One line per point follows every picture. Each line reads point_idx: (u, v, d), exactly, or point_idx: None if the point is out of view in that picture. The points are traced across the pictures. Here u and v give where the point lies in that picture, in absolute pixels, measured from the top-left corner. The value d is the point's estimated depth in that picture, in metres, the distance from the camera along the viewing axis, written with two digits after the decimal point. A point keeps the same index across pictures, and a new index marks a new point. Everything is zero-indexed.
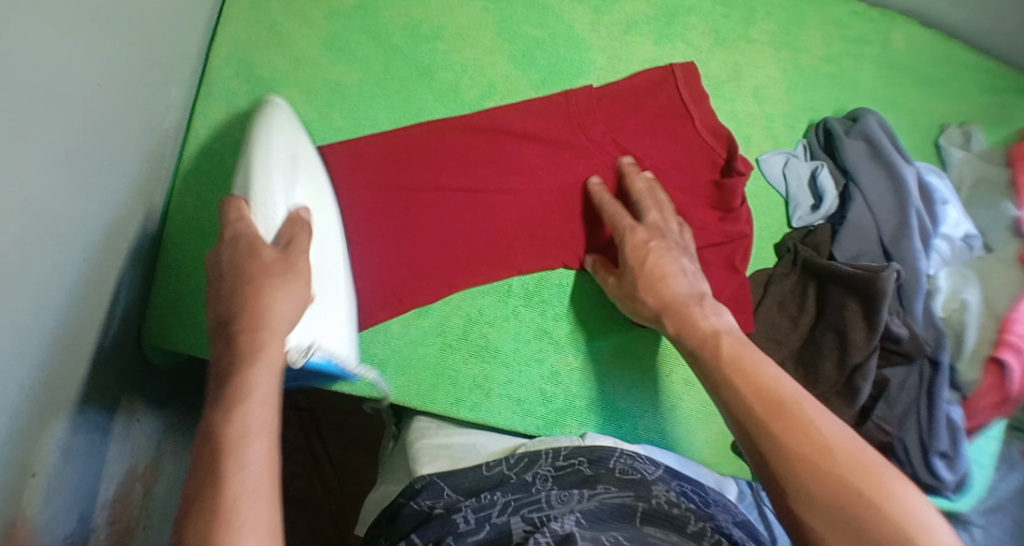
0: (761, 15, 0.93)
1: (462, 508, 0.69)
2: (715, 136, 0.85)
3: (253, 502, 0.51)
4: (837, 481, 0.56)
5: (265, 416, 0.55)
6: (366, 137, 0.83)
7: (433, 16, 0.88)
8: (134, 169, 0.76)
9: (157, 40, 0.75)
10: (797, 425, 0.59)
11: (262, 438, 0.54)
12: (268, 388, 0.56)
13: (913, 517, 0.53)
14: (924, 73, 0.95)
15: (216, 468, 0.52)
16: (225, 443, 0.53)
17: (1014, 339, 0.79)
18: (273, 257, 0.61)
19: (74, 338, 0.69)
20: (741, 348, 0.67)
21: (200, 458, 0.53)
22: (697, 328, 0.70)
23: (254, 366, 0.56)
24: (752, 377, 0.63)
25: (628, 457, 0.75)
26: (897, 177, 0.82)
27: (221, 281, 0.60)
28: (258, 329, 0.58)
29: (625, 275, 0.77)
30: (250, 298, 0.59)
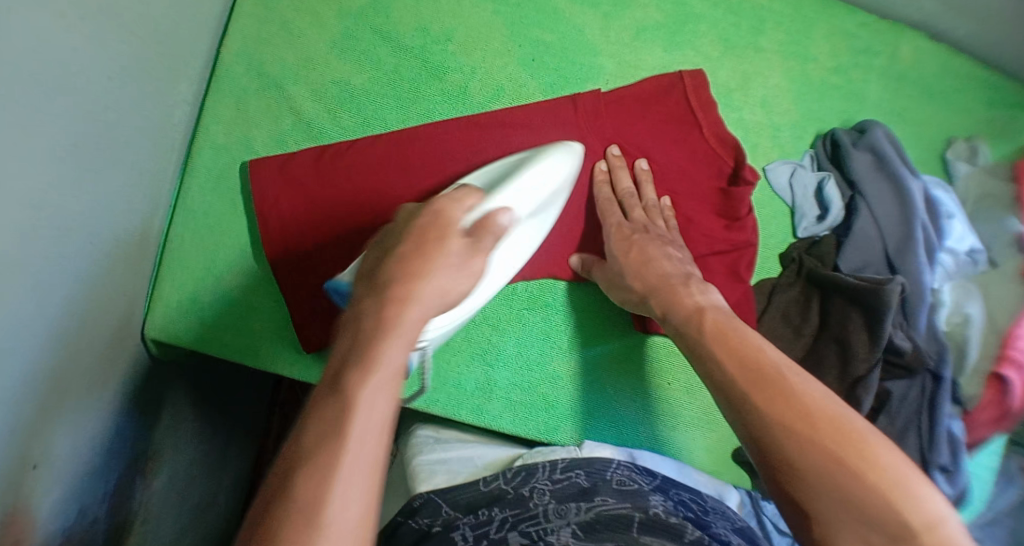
0: (770, 24, 0.93)
1: (459, 526, 0.67)
2: (722, 143, 0.85)
3: (355, 477, 0.47)
4: (820, 448, 0.55)
5: (392, 385, 0.50)
6: (372, 138, 0.83)
7: (444, 17, 0.88)
8: (142, 163, 0.76)
9: (169, 34, 0.76)
10: (780, 392, 0.59)
11: (371, 423, 0.49)
12: (399, 358, 0.51)
13: (900, 482, 0.53)
14: (932, 86, 0.95)
15: (334, 441, 0.47)
16: (336, 420, 0.48)
17: (1017, 355, 0.79)
18: (457, 245, 0.55)
19: (81, 329, 0.69)
20: (727, 324, 0.67)
21: (308, 432, 0.48)
22: (681, 304, 0.71)
23: (382, 335, 0.51)
24: (739, 349, 0.63)
25: (624, 469, 0.76)
26: (903, 189, 0.82)
27: (397, 240, 0.56)
28: (401, 299, 0.52)
29: (613, 263, 0.78)
30: (419, 271, 0.53)
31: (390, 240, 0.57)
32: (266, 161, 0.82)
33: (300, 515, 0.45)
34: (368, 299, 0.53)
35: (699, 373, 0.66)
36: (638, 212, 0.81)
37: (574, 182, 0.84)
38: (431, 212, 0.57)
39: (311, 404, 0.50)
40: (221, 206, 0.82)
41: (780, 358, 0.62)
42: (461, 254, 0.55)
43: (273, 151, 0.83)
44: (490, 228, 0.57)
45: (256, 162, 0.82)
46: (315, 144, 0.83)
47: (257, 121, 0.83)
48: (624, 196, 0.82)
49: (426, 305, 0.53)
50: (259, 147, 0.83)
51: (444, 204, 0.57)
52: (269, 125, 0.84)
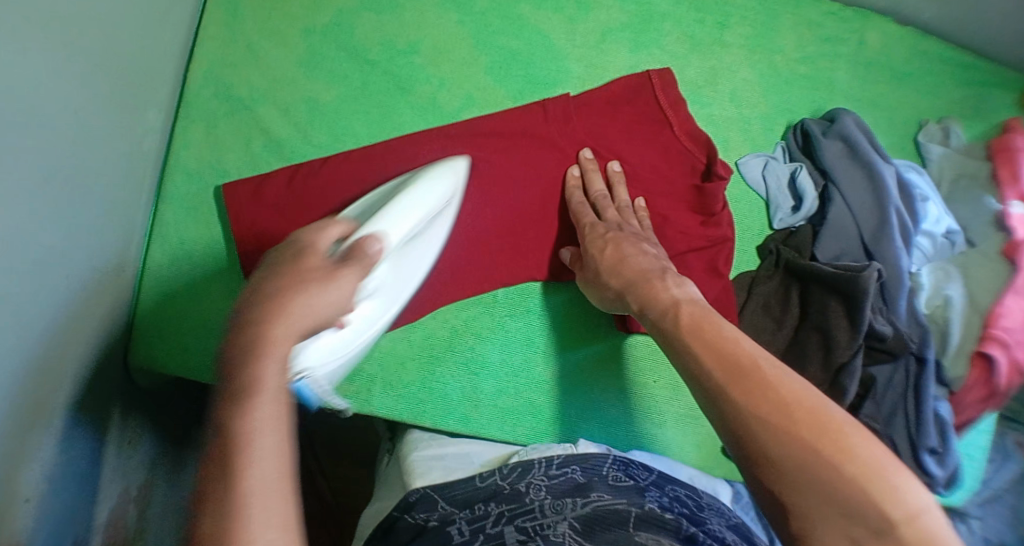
0: (735, 18, 0.93)
1: (456, 521, 0.69)
2: (693, 140, 0.85)
3: (266, 505, 0.46)
4: (797, 441, 0.54)
5: (276, 411, 0.49)
6: (344, 153, 0.83)
7: (409, 30, 0.88)
8: (115, 193, 0.76)
9: (134, 64, 0.76)
10: (757, 384, 0.58)
11: (271, 451, 0.47)
12: (280, 379, 0.50)
13: (878, 473, 0.52)
14: (901, 70, 0.96)
15: (225, 481, 0.46)
16: (227, 456, 0.46)
17: (999, 332, 0.79)
18: (321, 263, 0.56)
19: (62, 361, 0.69)
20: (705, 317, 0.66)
21: (205, 487, 0.46)
22: (658, 298, 0.70)
23: (261, 358, 0.50)
24: (714, 342, 0.63)
25: (620, 465, 0.76)
26: (875, 174, 0.82)
27: (262, 277, 0.55)
28: (271, 321, 0.51)
29: (590, 262, 0.78)
30: (281, 292, 0.53)
31: (259, 275, 0.55)
32: (237, 184, 0.82)
33: None
34: (233, 334, 0.51)
35: (677, 366, 0.65)
36: (613, 210, 0.80)
37: (549, 187, 0.85)
38: (287, 246, 0.58)
39: (200, 455, 0.48)
40: (196, 231, 0.82)
41: (756, 349, 0.61)
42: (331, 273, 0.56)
43: (245, 174, 0.83)
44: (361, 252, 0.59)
45: (229, 186, 0.82)
46: (288, 164, 0.83)
47: (228, 145, 0.84)
48: (597, 198, 0.82)
49: (301, 322, 0.53)
50: (231, 170, 0.83)
51: (299, 241, 0.58)
52: (240, 147, 0.84)
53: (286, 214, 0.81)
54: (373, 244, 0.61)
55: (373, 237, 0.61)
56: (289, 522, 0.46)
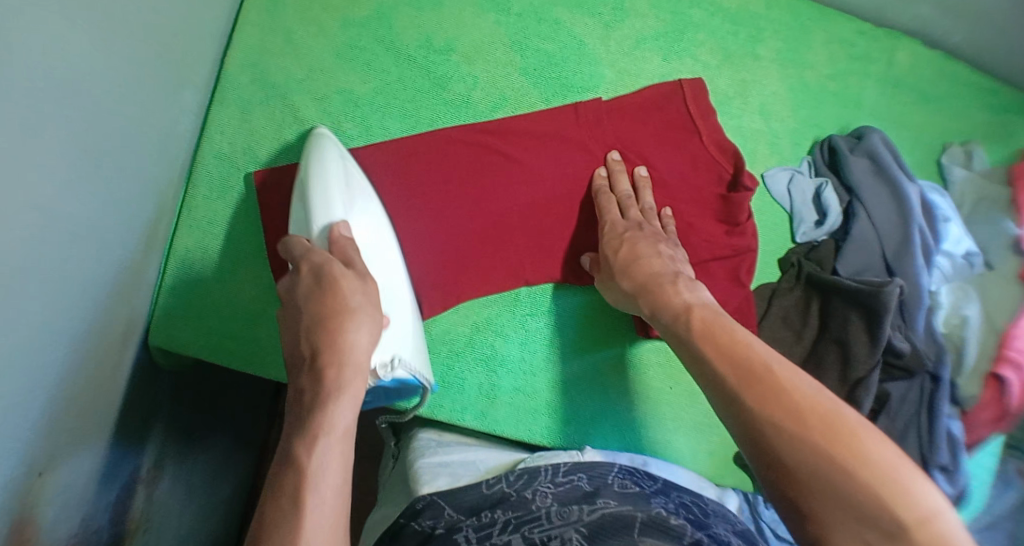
0: (768, 32, 0.94)
1: (463, 528, 0.68)
2: (722, 151, 0.86)
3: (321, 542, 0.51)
4: (810, 445, 0.55)
5: (342, 454, 0.55)
6: (378, 144, 0.84)
7: (446, 27, 0.89)
8: (147, 173, 0.77)
9: (174, 45, 0.77)
10: (767, 388, 0.59)
11: (332, 490, 0.53)
12: (344, 418, 0.56)
13: (890, 477, 0.52)
14: (928, 92, 0.97)
15: (293, 513, 0.51)
16: (296, 489, 0.52)
17: (1014, 355, 0.80)
18: (352, 282, 0.61)
19: (87, 336, 0.70)
20: (719, 320, 0.68)
21: (269, 513, 0.52)
22: (670, 303, 0.72)
23: (332, 398, 0.56)
24: (727, 346, 0.64)
25: (626, 473, 0.77)
26: (899, 193, 0.84)
27: (302, 305, 0.60)
28: (337, 358, 0.57)
29: (606, 263, 0.79)
30: (331, 325, 0.58)
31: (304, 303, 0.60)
32: (270, 173, 0.83)
33: None
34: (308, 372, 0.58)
35: (692, 370, 0.67)
36: (636, 212, 0.81)
37: (578, 189, 0.86)
38: (308, 273, 0.62)
39: (268, 483, 0.54)
40: (226, 215, 0.83)
41: (767, 353, 0.63)
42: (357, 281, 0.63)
43: (277, 161, 0.84)
44: (348, 248, 0.66)
45: (263, 173, 0.83)
46: None
47: (261, 131, 0.84)
48: (623, 198, 0.82)
49: (360, 369, 0.58)
50: (264, 157, 0.84)
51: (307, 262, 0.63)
52: (273, 135, 0.84)
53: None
54: (342, 229, 0.69)
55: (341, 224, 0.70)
56: None
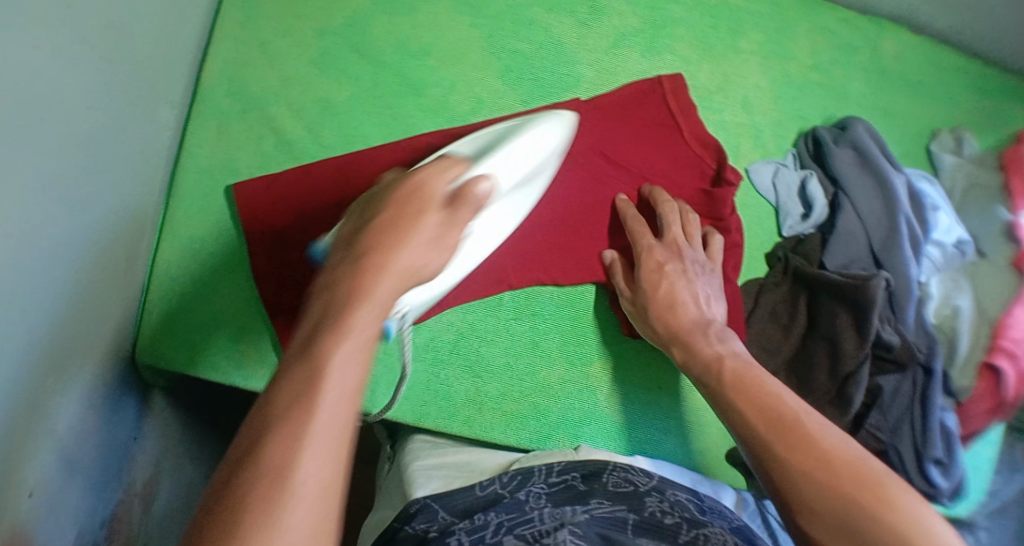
0: (748, 25, 0.93)
1: (455, 531, 0.67)
2: (704, 146, 0.86)
3: (303, 506, 0.43)
4: (839, 491, 0.58)
5: (342, 411, 0.46)
6: (356, 154, 0.84)
7: (423, 31, 0.88)
8: (125, 189, 0.76)
9: (148, 60, 0.76)
10: (798, 439, 0.62)
11: (349, 348, 0.47)
12: (370, 324, 0.49)
13: (916, 520, 0.55)
14: (916, 79, 0.95)
15: (286, 473, 0.43)
16: (304, 353, 0.47)
17: (1008, 344, 0.79)
18: (438, 219, 0.56)
19: (66, 356, 0.69)
20: (750, 372, 0.70)
21: (292, 355, 0.48)
22: (702, 353, 0.74)
23: (377, 268, 0.51)
24: (759, 397, 0.67)
25: (622, 470, 0.76)
26: (885, 183, 0.82)
27: (372, 232, 0.54)
28: (379, 266, 0.52)
29: (637, 294, 0.80)
30: (389, 236, 0.54)
31: (375, 225, 0.55)
32: (248, 186, 0.83)
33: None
34: (343, 273, 0.52)
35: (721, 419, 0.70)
36: (674, 233, 0.81)
37: (560, 191, 0.85)
38: (415, 184, 0.57)
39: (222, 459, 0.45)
40: (207, 228, 0.82)
41: (795, 405, 0.66)
42: (432, 239, 0.55)
43: (257, 173, 0.84)
44: (467, 199, 0.57)
45: (240, 185, 0.83)
46: (298, 163, 0.84)
47: (238, 143, 0.84)
48: (636, 220, 0.82)
49: (404, 274, 0.53)
50: (242, 169, 0.84)
51: (431, 178, 0.58)
52: (251, 146, 0.84)
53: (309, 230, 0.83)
54: (480, 183, 0.58)
55: (482, 177, 0.59)
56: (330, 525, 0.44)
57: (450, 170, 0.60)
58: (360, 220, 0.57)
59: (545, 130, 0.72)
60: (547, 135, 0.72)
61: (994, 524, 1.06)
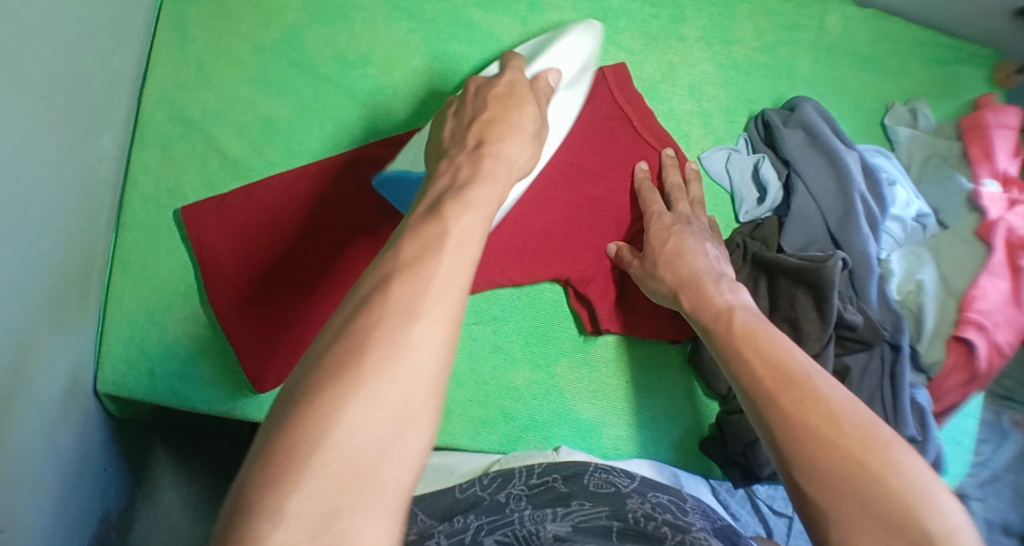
0: (691, 11, 0.92)
1: (434, 535, 0.65)
2: (654, 139, 0.87)
3: (417, 351, 0.45)
4: (843, 451, 0.55)
5: (455, 276, 0.49)
6: (302, 169, 0.84)
7: (360, 41, 0.87)
8: (73, 221, 0.75)
9: (87, 89, 0.75)
10: (802, 394, 0.59)
11: (448, 270, 0.49)
12: (472, 232, 0.51)
13: (919, 488, 0.53)
14: (865, 53, 0.94)
15: (401, 315, 0.46)
16: (405, 258, 0.49)
17: (976, 316, 0.78)
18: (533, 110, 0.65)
19: (22, 396, 0.68)
20: (757, 327, 0.67)
21: (392, 252, 0.49)
22: (712, 303, 0.71)
23: (470, 180, 0.56)
24: (768, 352, 0.64)
25: (603, 471, 0.74)
26: (838, 161, 0.82)
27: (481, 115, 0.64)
28: (491, 154, 0.59)
29: (648, 251, 0.79)
30: (500, 137, 0.61)
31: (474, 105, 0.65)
32: (196, 209, 0.82)
33: (340, 380, 0.43)
34: (468, 156, 0.59)
35: (726, 370, 0.67)
36: (682, 207, 0.82)
37: None
38: (505, 85, 0.66)
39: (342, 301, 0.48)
40: (160, 254, 0.82)
41: (802, 361, 0.63)
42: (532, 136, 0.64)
43: (203, 196, 0.83)
44: (543, 85, 0.70)
45: (189, 209, 0.82)
46: (244, 184, 0.83)
47: (185, 167, 0.83)
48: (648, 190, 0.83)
49: (491, 187, 0.56)
50: (189, 193, 0.83)
51: (512, 77, 0.67)
52: (197, 168, 0.83)
53: (253, 250, 0.82)
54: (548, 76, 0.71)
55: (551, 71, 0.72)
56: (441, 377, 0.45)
57: (523, 66, 0.70)
58: (461, 118, 0.65)
59: (573, 39, 0.77)
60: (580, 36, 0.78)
61: (988, 496, 1.02)
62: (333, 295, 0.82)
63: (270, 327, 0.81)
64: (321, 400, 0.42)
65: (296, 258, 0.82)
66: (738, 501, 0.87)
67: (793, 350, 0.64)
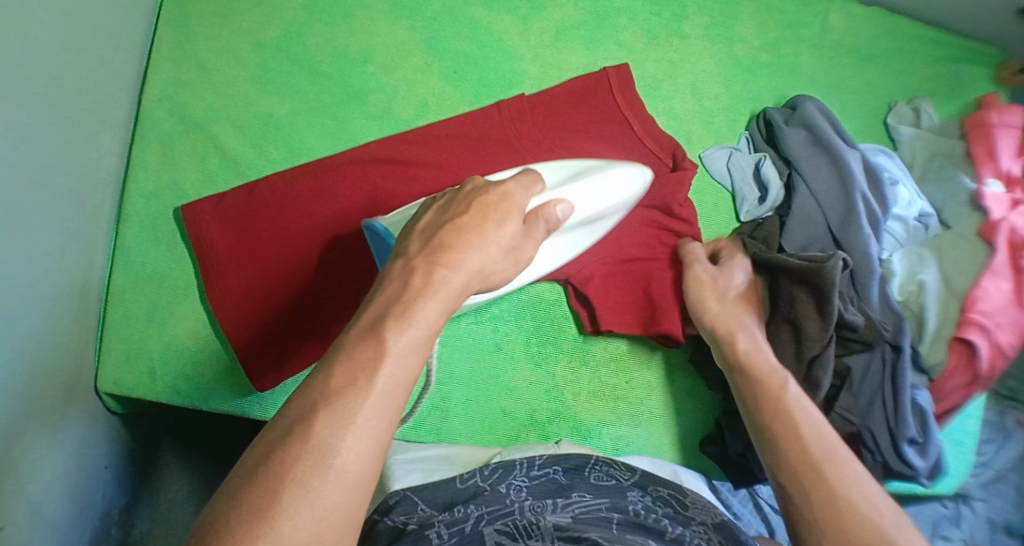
0: (693, 9, 0.91)
1: (435, 524, 0.65)
2: (655, 141, 0.85)
3: (335, 470, 0.47)
4: (852, 537, 0.57)
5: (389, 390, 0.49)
6: (300, 167, 0.83)
7: (360, 39, 0.87)
8: (74, 218, 0.75)
9: (88, 86, 0.75)
10: (822, 477, 0.61)
11: (381, 389, 0.49)
12: (408, 358, 0.51)
13: None
14: (868, 51, 0.94)
15: (320, 425, 0.47)
16: (328, 393, 0.49)
17: (977, 316, 0.78)
18: (513, 227, 0.59)
19: (24, 392, 0.69)
20: (783, 394, 0.68)
21: (317, 384, 0.49)
22: (752, 360, 0.73)
23: (421, 294, 0.53)
24: (791, 431, 0.65)
25: (604, 465, 0.75)
26: (840, 160, 0.81)
27: (463, 213, 0.59)
28: (446, 266, 0.55)
29: (724, 280, 0.80)
30: (466, 244, 0.56)
31: (458, 206, 0.60)
32: (194, 206, 0.82)
33: (261, 496, 0.45)
34: (418, 261, 0.56)
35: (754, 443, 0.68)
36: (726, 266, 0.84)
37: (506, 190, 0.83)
38: (498, 195, 0.60)
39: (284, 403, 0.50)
40: (161, 253, 0.82)
41: (823, 438, 0.64)
42: (506, 247, 0.59)
43: (204, 193, 0.83)
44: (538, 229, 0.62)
45: (189, 207, 0.81)
46: (244, 181, 0.83)
47: (185, 165, 0.83)
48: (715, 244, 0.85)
49: (445, 298, 0.54)
50: (190, 191, 0.83)
51: (511, 190, 0.61)
52: (197, 166, 0.83)
53: (249, 249, 0.82)
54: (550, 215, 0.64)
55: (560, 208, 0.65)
56: (357, 495, 0.47)
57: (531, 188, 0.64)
58: (440, 215, 0.60)
59: (612, 178, 0.75)
60: (615, 182, 0.75)
61: (990, 496, 1.02)
62: (328, 302, 0.82)
63: (267, 330, 0.81)
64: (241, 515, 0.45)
65: (294, 262, 0.82)
66: (739, 499, 0.91)
67: (818, 425, 0.66)
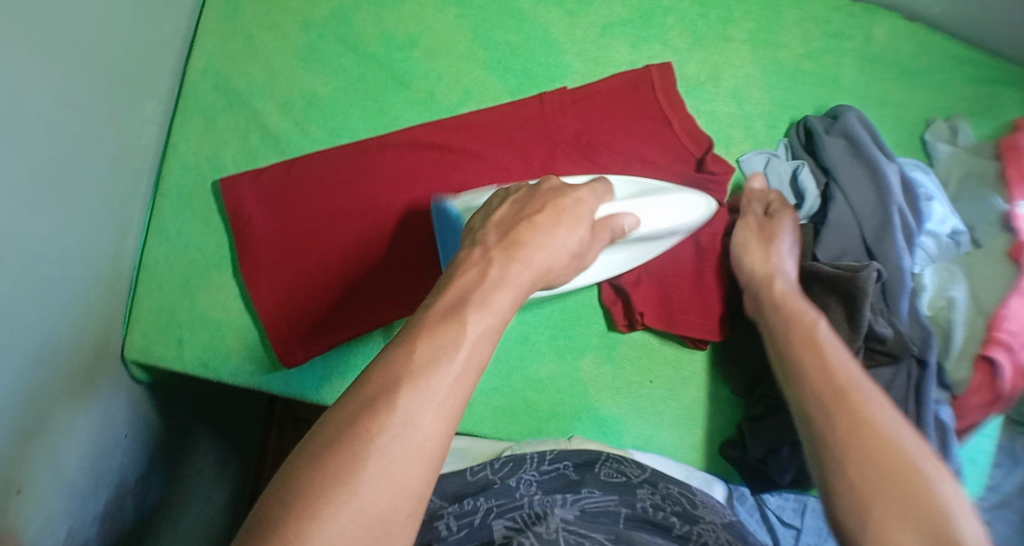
0: (739, 13, 0.92)
1: (444, 516, 0.68)
2: (691, 138, 0.85)
3: (401, 451, 0.46)
4: (875, 448, 0.56)
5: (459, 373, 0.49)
6: (341, 147, 0.84)
7: (407, 24, 0.87)
8: (113, 185, 0.76)
9: (136, 54, 0.76)
10: (848, 398, 0.61)
11: (451, 373, 0.49)
12: (480, 347, 0.51)
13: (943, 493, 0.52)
14: (910, 67, 0.94)
15: (383, 409, 0.46)
16: (393, 375, 0.48)
17: (1003, 336, 0.78)
18: (580, 231, 0.61)
19: (55, 354, 0.69)
20: (813, 332, 0.69)
21: (385, 364, 0.49)
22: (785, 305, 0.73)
23: (495, 286, 0.54)
24: (822, 360, 0.65)
25: (614, 462, 0.75)
26: (878, 172, 0.81)
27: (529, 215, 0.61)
28: (521, 260, 0.57)
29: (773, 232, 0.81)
30: (537, 242, 0.58)
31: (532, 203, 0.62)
32: (232, 181, 0.82)
33: (321, 482, 0.44)
34: (496, 251, 0.57)
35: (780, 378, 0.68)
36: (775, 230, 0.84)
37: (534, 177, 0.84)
38: (572, 199, 0.63)
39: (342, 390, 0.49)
40: (197, 224, 0.82)
41: (850, 373, 0.64)
42: (573, 251, 0.60)
43: (244, 168, 0.83)
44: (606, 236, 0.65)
45: (227, 181, 0.82)
46: (284, 158, 0.84)
47: (225, 138, 0.84)
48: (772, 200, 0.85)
49: (517, 291, 0.55)
50: (228, 164, 0.83)
51: (585, 195, 0.64)
52: (237, 141, 0.84)
53: (286, 225, 0.82)
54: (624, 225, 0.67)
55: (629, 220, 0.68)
56: (427, 475, 0.46)
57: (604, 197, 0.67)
58: (516, 210, 0.62)
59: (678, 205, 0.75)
60: (680, 209, 0.75)
61: (995, 520, 1.02)
62: (358, 284, 0.82)
63: (296, 306, 0.81)
64: (303, 500, 0.43)
65: (327, 241, 0.82)
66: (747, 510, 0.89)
67: (846, 359, 0.66)
